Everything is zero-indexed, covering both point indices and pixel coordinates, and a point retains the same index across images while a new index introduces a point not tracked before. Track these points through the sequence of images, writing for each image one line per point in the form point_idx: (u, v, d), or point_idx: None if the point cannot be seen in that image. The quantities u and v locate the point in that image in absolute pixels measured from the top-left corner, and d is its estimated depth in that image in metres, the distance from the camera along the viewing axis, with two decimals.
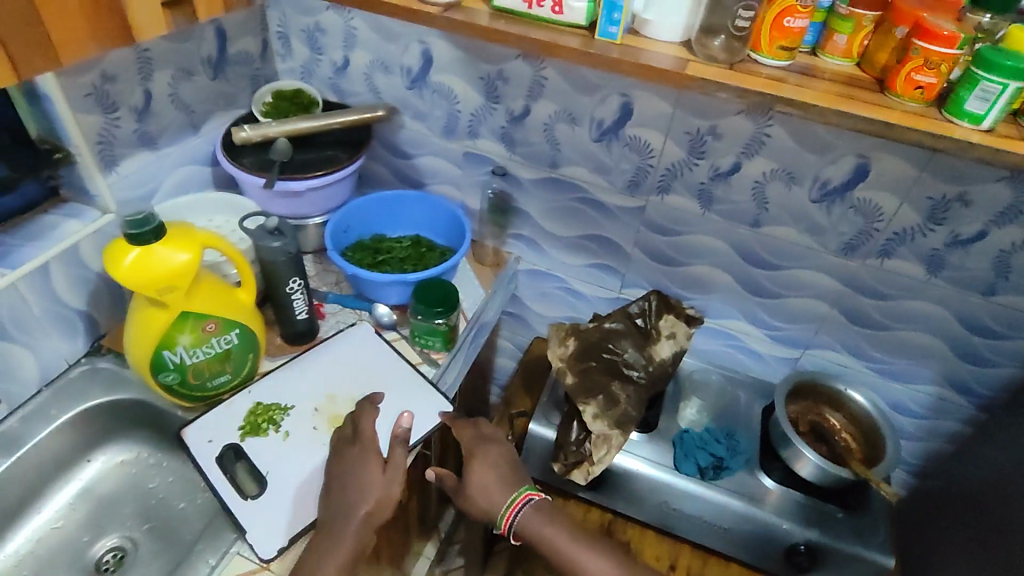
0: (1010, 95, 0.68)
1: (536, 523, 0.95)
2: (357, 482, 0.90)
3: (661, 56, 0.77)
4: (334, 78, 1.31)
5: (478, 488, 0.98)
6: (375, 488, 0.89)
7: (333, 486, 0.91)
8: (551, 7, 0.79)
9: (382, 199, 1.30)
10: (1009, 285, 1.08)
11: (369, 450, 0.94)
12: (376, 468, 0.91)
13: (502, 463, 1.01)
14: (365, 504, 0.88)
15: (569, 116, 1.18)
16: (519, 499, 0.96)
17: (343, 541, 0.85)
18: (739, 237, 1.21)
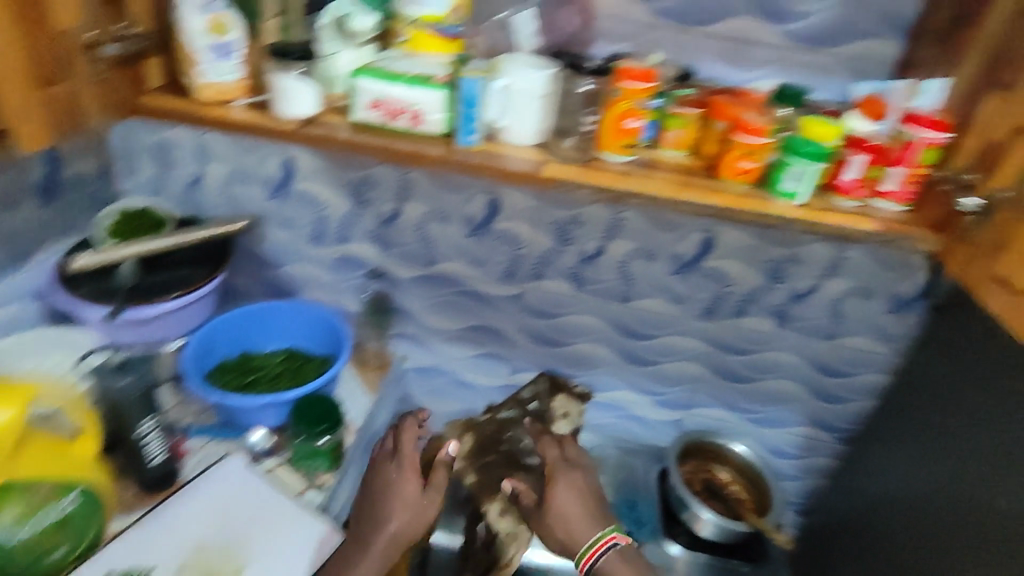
0: (814, 174, 0.79)
1: (621, 561, 1.05)
2: (402, 500, 1.04)
3: (519, 160, 0.82)
4: (187, 194, 1.25)
5: (558, 513, 1.07)
6: (413, 504, 1.05)
7: (379, 499, 1.05)
8: (410, 119, 0.81)
9: (248, 314, 1.22)
10: (844, 329, 1.22)
11: (409, 468, 1.08)
12: (419, 488, 1.07)
13: (582, 495, 1.10)
14: (395, 524, 1.02)
15: (440, 214, 1.20)
16: (604, 541, 1.05)
17: (370, 557, 0.98)
18: (613, 313, 1.27)
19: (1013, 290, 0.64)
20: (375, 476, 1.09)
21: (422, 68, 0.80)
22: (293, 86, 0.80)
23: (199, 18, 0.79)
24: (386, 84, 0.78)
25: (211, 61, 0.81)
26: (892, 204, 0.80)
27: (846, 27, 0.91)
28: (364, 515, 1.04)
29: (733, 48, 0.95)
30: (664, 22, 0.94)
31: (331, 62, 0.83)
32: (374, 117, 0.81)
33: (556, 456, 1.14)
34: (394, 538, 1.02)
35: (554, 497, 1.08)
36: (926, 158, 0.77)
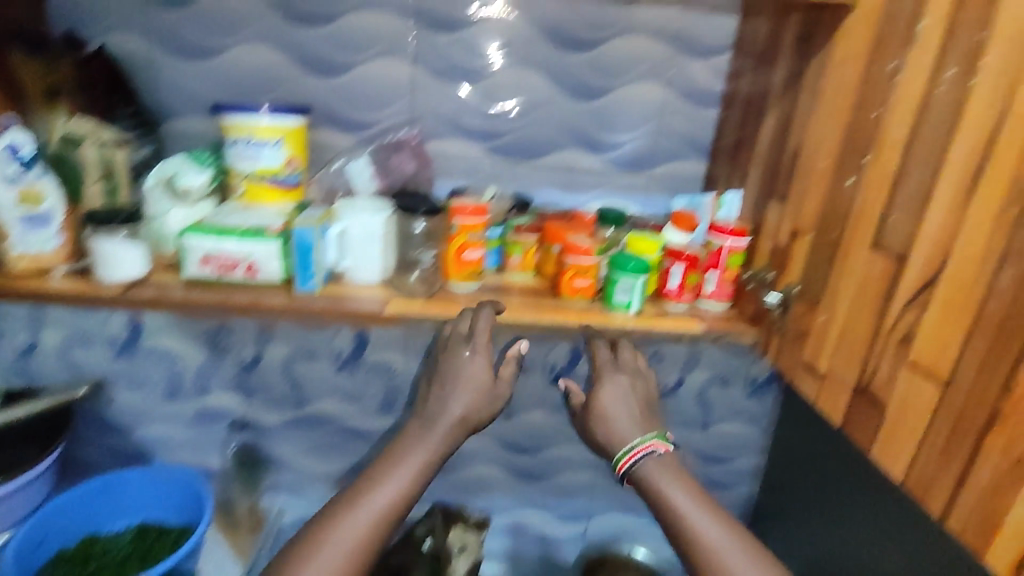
0: (642, 285, 0.85)
1: (658, 479, 0.74)
2: (468, 382, 0.80)
3: (363, 300, 0.83)
4: (19, 364, 1.14)
5: (605, 412, 0.81)
6: (482, 392, 0.80)
7: (436, 379, 0.81)
8: (246, 270, 0.81)
9: (94, 487, 1.08)
10: (716, 417, 1.26)
11: (483, 352, 0.81)
12: (488, 375, 0.81)
13: (634, 399, 0.82)
14: (460, 406, 0.78)
15: (305, 352, 1.16)
16: (639, 450, 0.75)
17: (417, 451, 0.76)
18: (497, 431, 1.26)
19: (817, 375, 0.70)
20: (440, 357, 0.82)
21: (257, 218, 0.82)
22: (116, 250, 0.79)
23: (7, 190, 0.76)
24: (216, 239, 0.79)
25: (23, 231, 0.78)
26: (714, 304, 0.88)
27: (656, 151, 1.04)
28: (426, 394, 0.81)
29: (563, 176, 1.05)
30: (497, 158, 1.03)
31: (159, 223, 0.85)
32: (207, 272, 0.81)
33: (603, 361, 0.85)
34: (455, 425, 0.78)
35: (601, 399, 0.82)
36: (732, 262, 0.86)
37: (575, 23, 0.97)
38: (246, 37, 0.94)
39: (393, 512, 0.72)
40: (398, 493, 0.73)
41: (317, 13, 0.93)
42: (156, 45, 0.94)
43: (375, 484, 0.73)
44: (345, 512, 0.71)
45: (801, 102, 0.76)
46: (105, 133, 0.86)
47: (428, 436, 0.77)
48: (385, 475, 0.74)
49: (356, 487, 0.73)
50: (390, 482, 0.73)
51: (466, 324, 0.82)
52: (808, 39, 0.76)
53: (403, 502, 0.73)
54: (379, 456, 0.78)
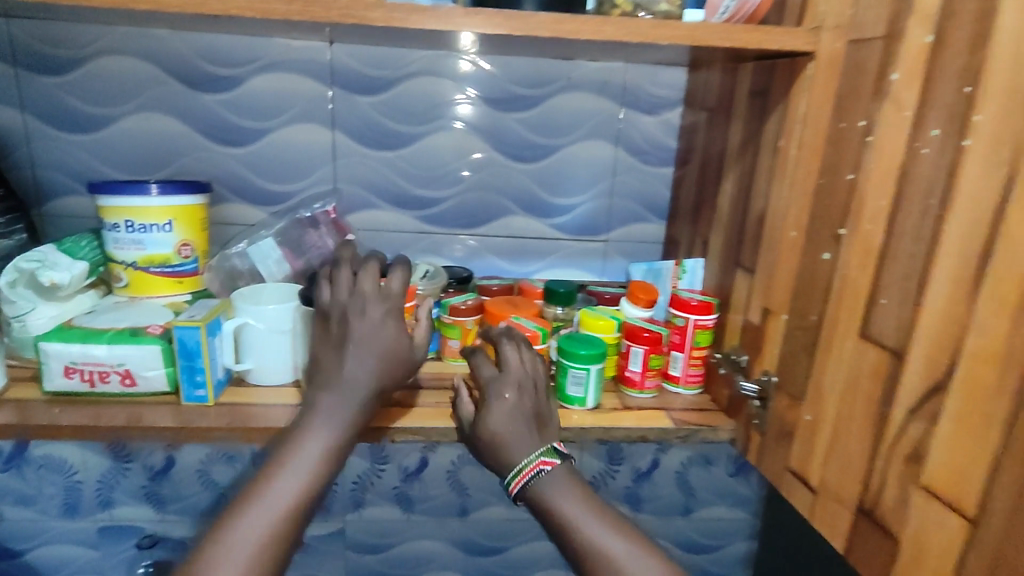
0: (597, 376, 0.72)
1: (551, 496, 0.60)
2: (381, 346, 0.62)
3: (265, 411, 0.68)
4: None
5: (494, 437, 0.64)
6: (395, 360, 0.63)
7: (339, 338, 0.62)
8: (121, 380, 0.67)
9: None
10: (697, 501, 1.12)
11: (396, 315, 0.64)
12: (405, 340, 0.65)
13: (526, 418, 0.64)
14: (372, 372, 0.62)
15: (225, 455, 1.01)
16: (527, 470, 0.61)
17: (326, 425, 0.59)
18: (453, 530, 1.10)
19: (807, 485, 0.59)
20: (341, 315, 0.63)
21: (134, 321, 0.69)
22: None
23: None
24: (81, 344, 0.65)
25: None
26: (682, 388, 0.77)
27: (611, 215, 0.96)
28: (330, 356, 0.62)
29: (509, 244, 0.96)
30: (431, 226, 0.93)
31: (20, 324, 0.70)
32: (72, 384, 0.66)
33: (488, 379, 0.67)
34: (373, 391, 0.62)
35: (487, 423, 0.64)
36: (700, 341, 0.75)
37: (512, 79, 0.88)
38: (140, 105, 0.84)
39: (304, 505, 0.55)
40: (309, 482, 0.56)
41: (219, 76, 0.83)
42: (34, 115, 0.83)
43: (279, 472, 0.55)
44: (247, 508, 0.52)
45: (762, 161, 0.67)
46: None
47: (348, 402, 0.60)
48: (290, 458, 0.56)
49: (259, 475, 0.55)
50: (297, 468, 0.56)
51: (374, 280, 0.64)
52: (765, 92, 0.67)
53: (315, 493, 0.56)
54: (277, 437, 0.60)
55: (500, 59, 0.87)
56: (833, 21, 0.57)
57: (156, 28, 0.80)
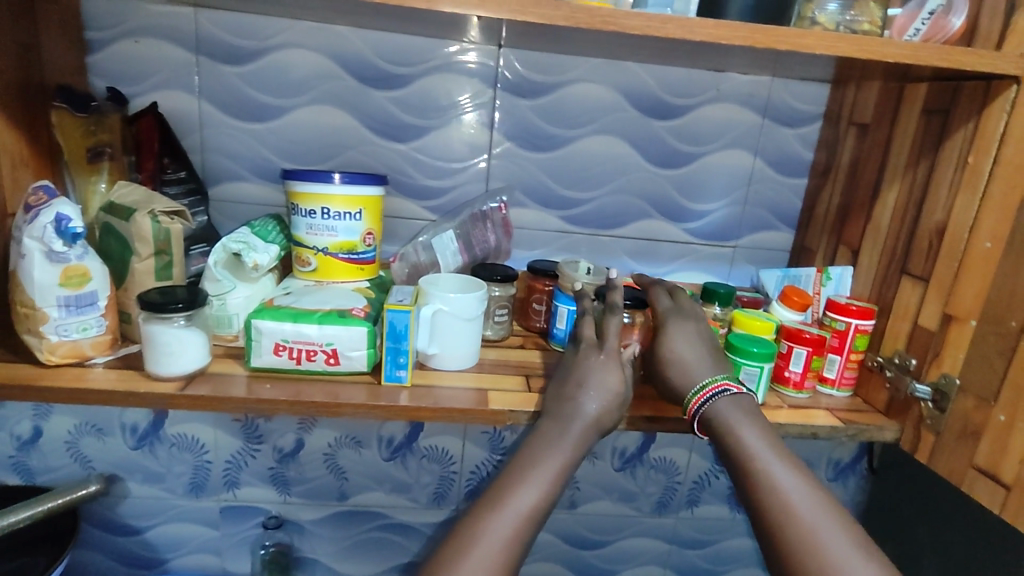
0: (767, 374, 0.75)
1: (730, 417, 0.63)
2: (601, 385, 0.67)
3: (453, 391, 0.71)
4: (19, 457, 1.00)
5: (676, 356, 0.69)
6: (616, 394, 0.67)
7: (564, 380, 0.68)
8: (325, 359, 0.69)
9: None
10: None
11: (611, 357, 0.69)
12: (625, 381, 0.68)
13: (704, 343, 0.70)
14: (595, 405, 0.65)
15: (352, 439, 1.04)
16: (711, 387, 0.65)
17: (559, 447, 0.63)
18: (561, 522, 1.13)
19: (999, 482, 0.62)
20: (569, 362, 0.71)
21: (334, 304, 0.72)
22: (177, 339, 0.66)
23: (47, 268, 0.64)
24: (293, 324, 0.68)
25: (63, 316, 0.66)
26: (836, 391, 0.80)
27: (742, 222, 0.99)
28: (554, 391, 0.68)
29: (643, 247, 0.99)
30: (572, 227, 0.96)
31: (219, 302, 0.73)
32: (280, 361, 0.69)
33: (666, 313, 0.73)
34: (587, 420, 0.65)
35: (669, 342, 0.70)
36: (858, 345, 0.79)
37: (665, 89, 0.91)
38: (311, 98, 0.86)
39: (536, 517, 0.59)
40: (538, 500, 0.59)
41: (391, 74, 0.86)
42: (209, 102, 0.85)
43: (515, 490, 0.59)
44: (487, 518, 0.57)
45: (942, 176, 0.71)
46: (155, 201, 0.73)
47: (562, 427, 0.64)
48: (525, 475, 0.60)
49: (493, 492, 0.60)
50: (531, 487, 0.60)
51: (590, 331, 0.72)
52: (947, 112, 0.71)
53: (546, 508, 0.59)
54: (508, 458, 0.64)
55: (654, 70, 0.91)
56: None
57: (339, 25, 0.84)
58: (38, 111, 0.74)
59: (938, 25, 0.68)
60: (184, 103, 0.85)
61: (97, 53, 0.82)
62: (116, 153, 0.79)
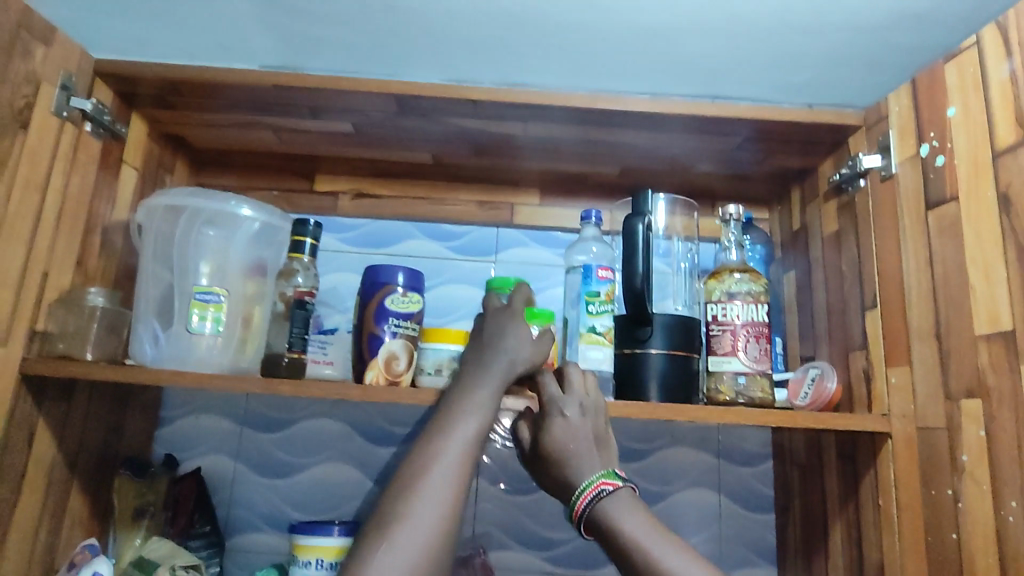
0: None
1: (615, 516, 0.68)
2: (514, 330, 0.78)
3: None
4: None
5: (559, 450, 0.73)
6: (529, 346, 0.78)
7: (479, 335, 0.79)
8: None
9: None
10: None
11: (516, 313, 0.80)
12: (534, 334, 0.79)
13: (584, 432, 0.74)
14: (513, 349, 0.76)
15: None
16: (590, 490, 0.70)
17: (487, 385, 0.73)
18: None
19: None
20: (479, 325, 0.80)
21: None
22: None
23: None
24: None
25: None
26: None
27: (723, 557, 1.02)
28: (473, 343, 0.79)
29: None
30: (556, 566, 1.01)
31: None
32: None
33: (552, 396, 0.75)
34: (504, 357, 0.76)
35: (551, 437, 0.74)
36: None
37: (624, 437, 1.05)
38: (328, 456, 1.04)
39: (475, 447, 0.70)
40: (477, 425, 0.70)
41: (394, 432, 1.05)
42: (243, 463, 1.03)
43: (458, 419, 0.70)
44: (436, 449, 0.68)
45: (866, 518, 0.79)
46: (178, 555, 0.86)
47: (486, 368, 0.75)
48: (464, 406, 0.71)
49: (439, 424, 0.70)
50: (468, 416, 0.71)
51: (508, 302, 0.81)
52: (853, 459, 0.83)
53: (484, 433, 0.71)
54: (444, 393, 0.75)
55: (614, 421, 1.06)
56: (900, 410, 0.75)
57: (356, 401, 1.06)
58: (104, 478, 0.92)
59: (819, 388, 0.83)
60: (223, 466, 1.03)
61: (165, 426, 1.04)
62: (156, 510, 0.93)
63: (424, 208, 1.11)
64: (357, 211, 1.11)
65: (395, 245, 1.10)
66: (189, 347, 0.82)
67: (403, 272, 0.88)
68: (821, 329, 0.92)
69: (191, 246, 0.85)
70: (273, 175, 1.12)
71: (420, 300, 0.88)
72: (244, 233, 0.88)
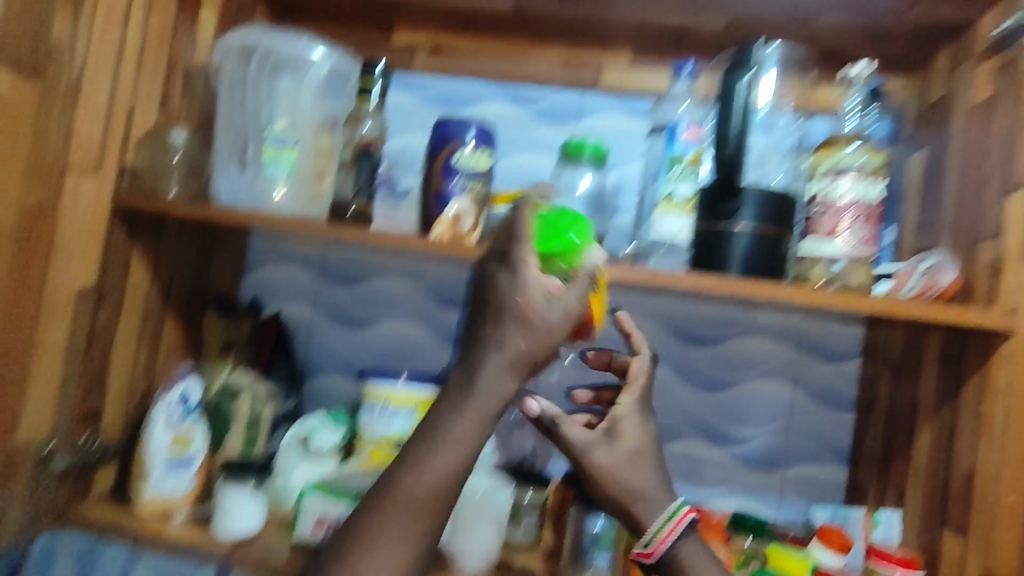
0: None
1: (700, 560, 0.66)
2: (534, 310, 0.62)
3: None
4: None
5: (636, 459, 0.68)
6: (546, 329, 0.62)
7: (496, 315, 0.63)
8: None
9: None
10: None
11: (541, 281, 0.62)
12: (569, 289, 0.63)
13: (655, 444, 0.70)
14: (550, 322, 0.62)
15: None
16: (682, 518, 0.66)
17: (465, 418, 0.62)
18: None
19: None
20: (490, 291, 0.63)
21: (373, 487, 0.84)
22: (241, 504, 0.83)
23: (165, 432, 0.86)
24: (334, 501, 0.81)
25: (163, 472, 0.86)
26: None
27: (789, 451, 0.98)
28: (488, 326, 0.63)
29: (684, 466, 0.99)
30: None
31: (283, 480, 0.88)
32: (314, 539, 0.81)
33: (641, 393, 0.71)
34: (505, 367, 0.62)
35: (633, 443, 0.69)
36: None
37: (697, 322, 0.99)
38: (398, 314, 1.06)
39: (454, 473, 0.62)
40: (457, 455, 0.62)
41: (462, 296, 1.05)
42: (320, 312, 1.08)
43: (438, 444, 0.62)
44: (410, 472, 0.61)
45: (962, 424, 0.71)
46: (259, 388, 0.94)
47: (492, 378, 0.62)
48: (450, 425, 0.62)
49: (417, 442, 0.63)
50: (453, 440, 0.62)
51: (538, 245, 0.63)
52: (959, 360, 0.73)
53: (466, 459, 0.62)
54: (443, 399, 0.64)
55: (689, 304, 1.00)
56: None
57: (427, 263, 1.06)
58: (196, 310, 1.00)
59: (932, 279, 0.73)
60: (301, 312, 1.08)
61: (252, 272, 1.09)
62: (240, 344, 0.99)
63: (504, 66, 1.04)
64: (434, 67, 1.06)
65: (470, 107, 1.05)
66: (257, 185, 0.82)
67: (475, 127, 0.83)
68: (947, 217, 0.79)
69: (263, 89, 0.87)
70: (349, 27, 1.07)
71: (489, 158, 0.83)
72: (314, 80, 0.88)
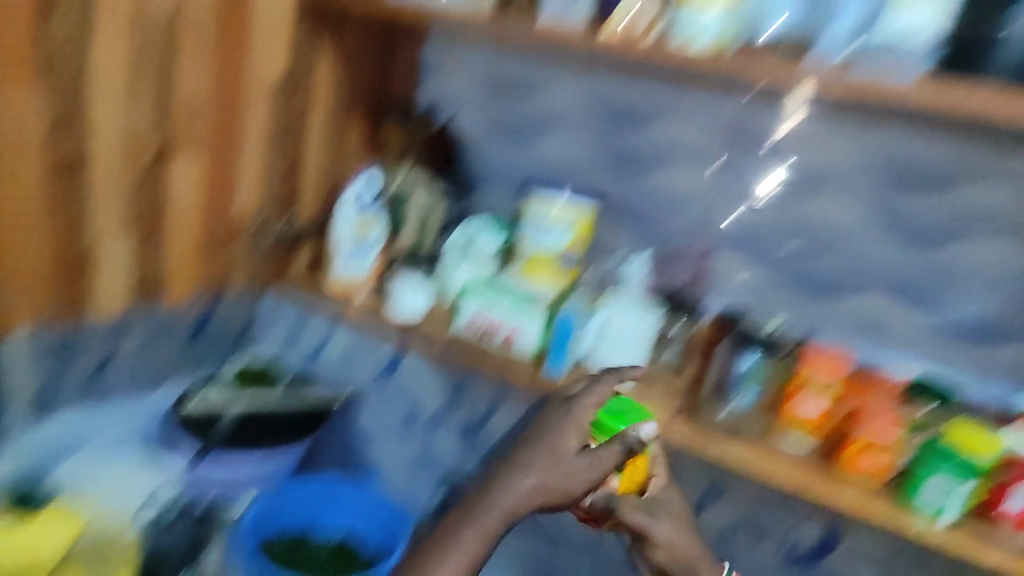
0: (962, 492, 0.67)
1: None
2: (552, 451, 0.67)
3: None
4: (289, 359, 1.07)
5: (671, 548, 0.70)
6: (559, 479, 0.66)
7: (512, 457, 0.69)
8: (506, 336, 0.88)
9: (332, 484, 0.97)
10: None
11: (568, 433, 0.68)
12: (576, 448, 0.67)
13: (693, 529, 0.71)
14: (536, 478, 0.67)
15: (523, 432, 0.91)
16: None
17: (471, 530, 0.68)
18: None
19: None
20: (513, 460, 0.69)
21: (528, 290, 0.89)
22: (411, 288, 0.94)
23: (352, 215, 0.97)
24: (490, 300, 0.89)
25: (348, 255, 0.98)
26: None
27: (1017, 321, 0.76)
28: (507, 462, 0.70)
29: (868, 322, 0.84)
30: (792, 287, 0.88)
31: (449, 271, 0.95)
32: (470, 332, 0.90)
33: (661, 494, 0.71)
34: (525, 493, 0.67)
35: (663, 537, 0.69)
36: None
37: (922, 157, 0.78)
38: (566, 128, 0.98)
39: (482, 550, 0.68)
40: (480, 542, 0.68)
41: (637, 111, 0.93)
42: (485, 120, 1.03)
43: (463, 530, 0.68)
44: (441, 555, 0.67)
45: None
46: (430, 190, 1.00)
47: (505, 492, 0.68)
48: (476, 515, 0.68)
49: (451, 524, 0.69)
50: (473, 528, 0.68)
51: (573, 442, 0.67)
52: None
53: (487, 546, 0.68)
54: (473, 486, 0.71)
55: (922, 133, 0.78)
56: None
57: (605, 70, 0.94)
58: (373, 118, 1.06)
59: None
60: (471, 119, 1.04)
61: (428, 77, 1.05)
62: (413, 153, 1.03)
63: None
64: None
65: None
66: None
67: None
68: None
69: None
70: None
71: None
72: None
